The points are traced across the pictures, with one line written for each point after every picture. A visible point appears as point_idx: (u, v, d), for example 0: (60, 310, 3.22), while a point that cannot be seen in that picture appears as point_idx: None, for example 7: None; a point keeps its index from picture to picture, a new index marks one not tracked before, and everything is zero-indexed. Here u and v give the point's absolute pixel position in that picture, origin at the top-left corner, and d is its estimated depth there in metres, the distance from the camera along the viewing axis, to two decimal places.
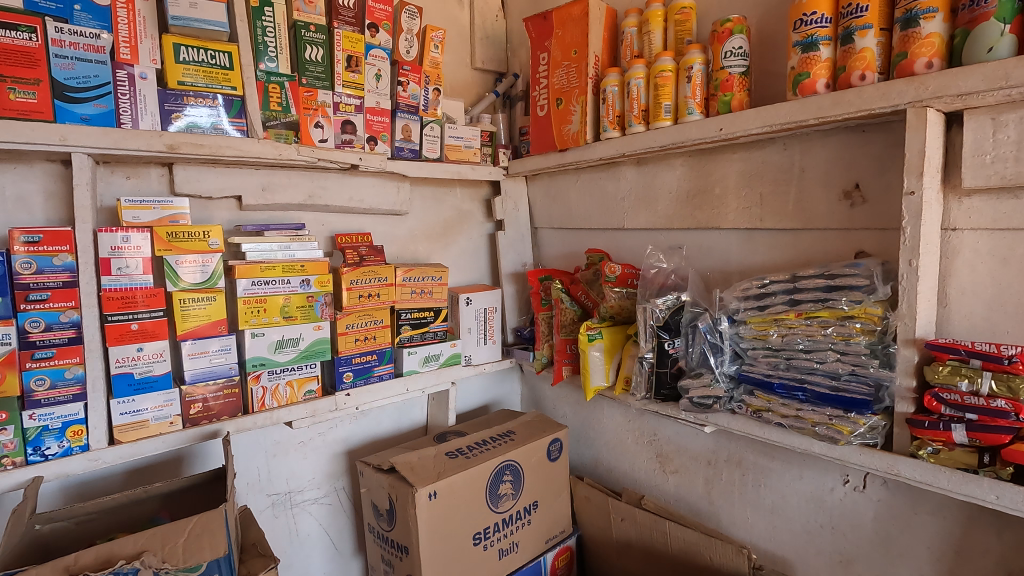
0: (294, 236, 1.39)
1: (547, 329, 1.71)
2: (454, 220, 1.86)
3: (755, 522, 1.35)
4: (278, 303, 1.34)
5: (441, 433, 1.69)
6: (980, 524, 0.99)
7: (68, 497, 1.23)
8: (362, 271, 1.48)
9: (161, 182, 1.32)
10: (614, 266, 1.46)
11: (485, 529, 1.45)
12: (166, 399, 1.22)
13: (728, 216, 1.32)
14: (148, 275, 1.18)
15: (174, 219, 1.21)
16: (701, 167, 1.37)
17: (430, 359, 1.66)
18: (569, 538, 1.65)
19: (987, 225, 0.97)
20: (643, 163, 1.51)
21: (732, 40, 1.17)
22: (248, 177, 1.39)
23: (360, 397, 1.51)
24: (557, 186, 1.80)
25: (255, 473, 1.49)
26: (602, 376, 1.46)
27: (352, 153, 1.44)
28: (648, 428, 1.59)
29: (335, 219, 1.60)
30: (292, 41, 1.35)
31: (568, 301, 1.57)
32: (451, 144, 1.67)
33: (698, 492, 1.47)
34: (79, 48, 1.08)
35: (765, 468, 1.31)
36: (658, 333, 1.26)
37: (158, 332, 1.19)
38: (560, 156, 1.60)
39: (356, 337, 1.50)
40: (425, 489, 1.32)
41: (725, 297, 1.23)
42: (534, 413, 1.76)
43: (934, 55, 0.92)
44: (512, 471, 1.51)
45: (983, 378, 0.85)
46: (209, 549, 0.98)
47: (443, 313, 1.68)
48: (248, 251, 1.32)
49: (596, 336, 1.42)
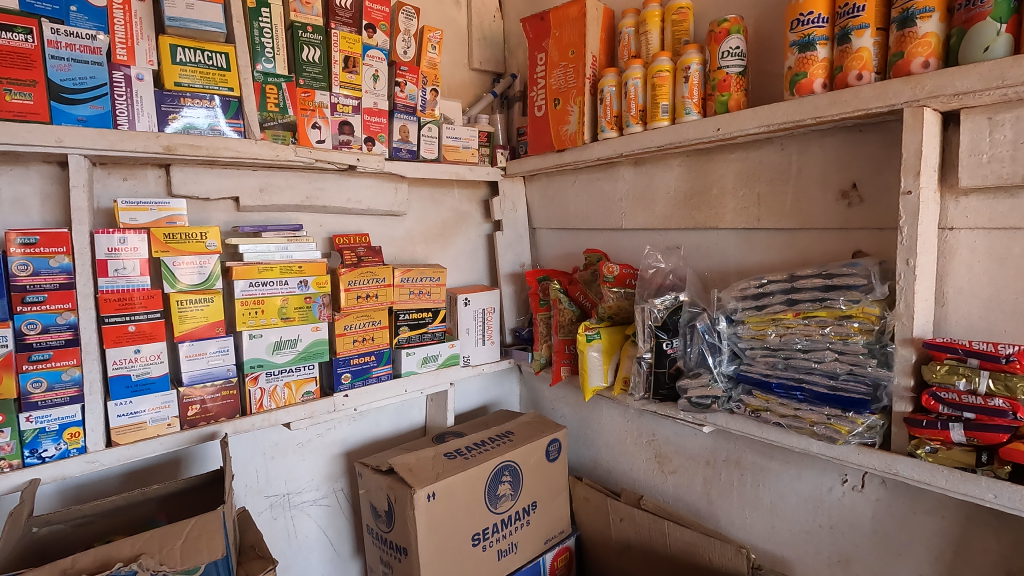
0: (292, 237, 1.39)
1: (546, 329, 1.71)
2: (452, 220, 1.86)
3: (753, 521, 1.35)
4: (276, 304, 1.34)
5: (440, 434, 1.68)
6: (979, 523, 1.00)
7: (65, 499, 1.23)
8: (360, 272, 1.48)
9: (158, 183, 1.31)
10: (612, 266, 1.46)
11: (484, 529, 1.45)
12: (164, 401, 1.22)
13: (725, 216, 1.32)
14: (145, 277, 1.18)
15: (170, 221, 1.21)
16: (699, 167, 1.37)
17: (429, 360, 1.66)
18: (568, 538, 1.65)
19: (984, 225, 0.97)
20: (640, 163, 1.51)
21: (729, 40, 1.17)
22: (245, 178, 1.38)
23: (358, 398, 1.51)
24: (555, 186, 1.80)
25: (253, 475, 1.48)
26: (600, 376, 1.45)
27: (350, 154, 1.44)
28: (647, 428, 1.59)
29: (333, 220, 1.60)
30: (289, 42, 1.35)
31: (566, 301, 1.57)
32: (449, 144, 1.67)
33: (697, 491, 1.47)
34: (75, 49, 1.07)
35: (763, 468, 1.31)
36: (656, 333, 1.26)
37: (155, 334, 1.19)
38: (558, 156, 1.60)
39: (354, 338, 1.49)
40: (424, 490, 1.32)
41: (723, 297, 1.23)
42: (532, 413, 1.76)
43: (930, 55, 0.92)
44: (511, 472, 1.51)
45: (980, 378, 0.86)
46: (206, 552, 0.98)
47: (441, 314, 1.68)
48: (246, 252, 1.31)
49: (594, 337, 1.42)
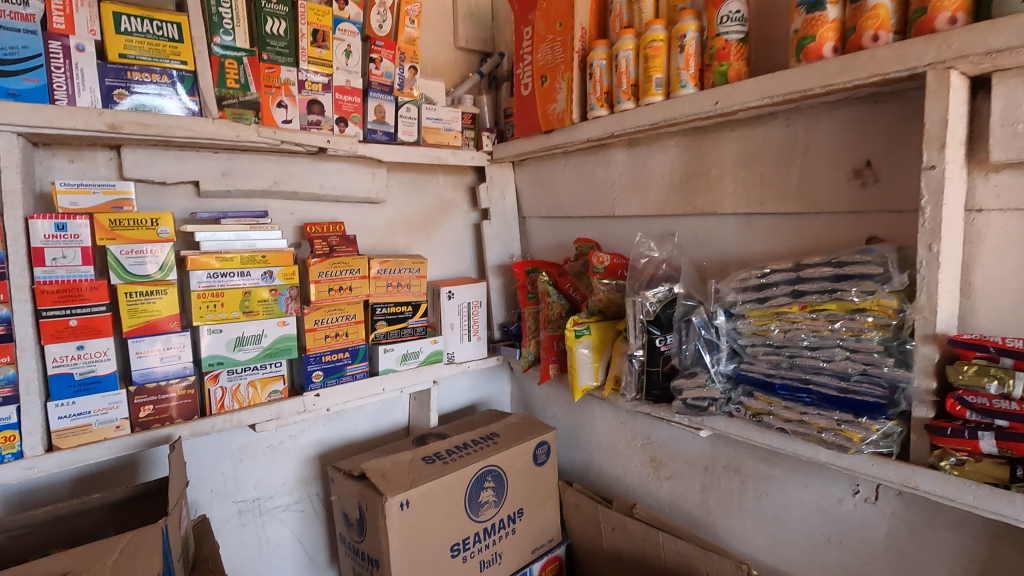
0: (255, 224, 1.29)
1: (534, 325, 1.60)
2: (436, 210, 1.75)
3: (754, 532, 1.24)
4: (238, 296, 1.25)
5: (420, 436, 1.58)
6: (1008, 544, 0.88)
7: (7, 507, 1.14)
8: (332, 263, 1.38)
9: (109, 167, 1.21)
10: (602, 256, 1.35)
11: (464, 540, 1.35)
12: (112, 402, 1.12)
13: (726, 200, 1.21)
14: (88, 267, 1.08)
15: (117, 205, 1.11)
16: (696, 148, 1.25)
17: (409, 357, 1.56)
18: (557, 547, 1.56)
19: (1017, 205, 0.86)
20: (634, 145, 1.40)
21: (728, 3, 1.06)
22: (206, 161, 1.29)
23: (331, 397, 1.41)
24: (544, 172, 1.69)
25: (220, 479, 1.39)
26: (590, 376, 1.35)
27: (319, 136, 1.34)
28: (641, 431, 1.48)
29: (306, 208, 1.50)
30: (251, 14, 1.25)
31: (555, 295, 1.47)
32: (429, 126, 1.56)
33: (694, 499, 1.36)
34: (5, 16, 0.98)
35: (766, 476, 1.20)
36: (648, 329, 1.15)
37: (101, 328, 1.10)
38: (546, 138, 1.49)
39: (326, 334, 1.39)
40: (397, 498, 1.22)
41: (720, 289, 1.11)
42: (520, 414, 1.65)
43: (957, 8, 0.80)
44: (495, 477, 1.41)
45: (1015, 380, 0.74)
46: (141, 570, 0.88)
47: (423, 308, 1.57)
48: (203, 241, 1.21)
49: (584, 332, 1.31)
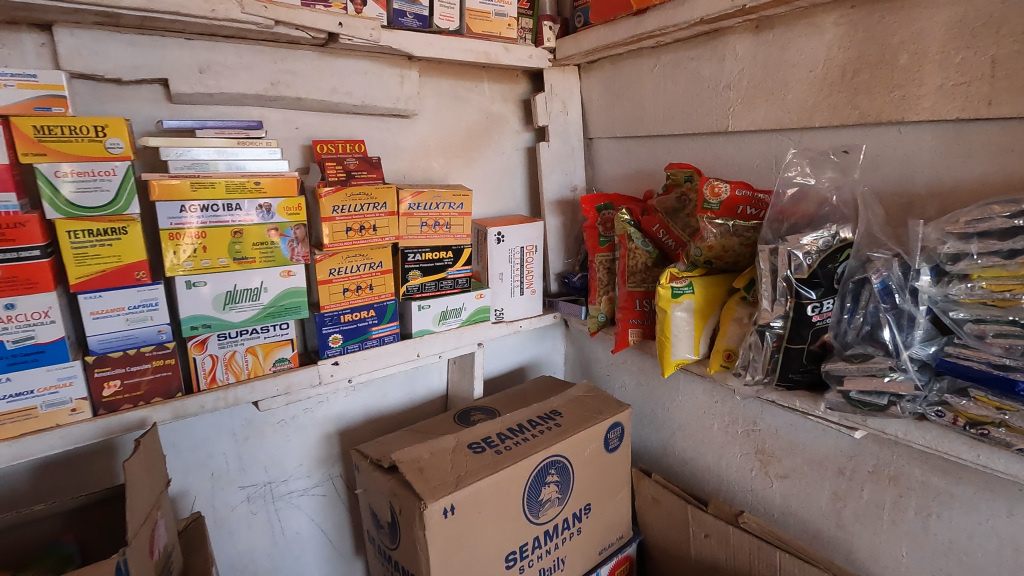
0: (243, 136, 1.03)
1: (607, 278, 1.29)
2: (480, 126, 1.53)
3: (913, 561, 1.10)
4: (226, 238, 1.02)
5: (464, 410, 1.30)
6: None
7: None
8: (348, 194, 1.07)
9: (42, 55, 1.04)
10: (719, 185, 1.06)
11: (522, 547, 1.07)
12: (61, 378, 0.97)
13: (923, 96, 1.00)
14: (9, 195, 0.89)
15: (40, 105, 0.92)
16: (864, 21, 1.05)
17: (450, 315, 1.27)
18: (627, 545, 1.29)
19: None
20: (762, 27, 1.21)
21: None
22: (179, 50, 1.09)
23: (352, 367, 1.16)
24: (623, 77, 1.49)
25: (222, 460, 1.25)
26: (687, 348, 1.14)
27: (330, 16, 1.08)
28: (746, 417, 1.36)
29: (314, 120, 1.31)
30: None
31: (637, 240, 1.16)
32: (474, 10, 1.30)
33: (822, 508, 1.24)
34: None
35: (944, 495, 1.04)
36: (800, 291, 0.96)
37: (35, 282, 0.92)
38: (636, 21, 1.24)
39: (343, 288, 1.12)
40: (441, 503, 0.94)
41: (928, 231, 0.90)
42: (584, 384, 1.34)
43: None
44: (559, 470, 1.11)
45: None
46: None
47: (465, 255, 1.25)
48: (172, 161, 0.98)
49: (682, 292, 1.06)
